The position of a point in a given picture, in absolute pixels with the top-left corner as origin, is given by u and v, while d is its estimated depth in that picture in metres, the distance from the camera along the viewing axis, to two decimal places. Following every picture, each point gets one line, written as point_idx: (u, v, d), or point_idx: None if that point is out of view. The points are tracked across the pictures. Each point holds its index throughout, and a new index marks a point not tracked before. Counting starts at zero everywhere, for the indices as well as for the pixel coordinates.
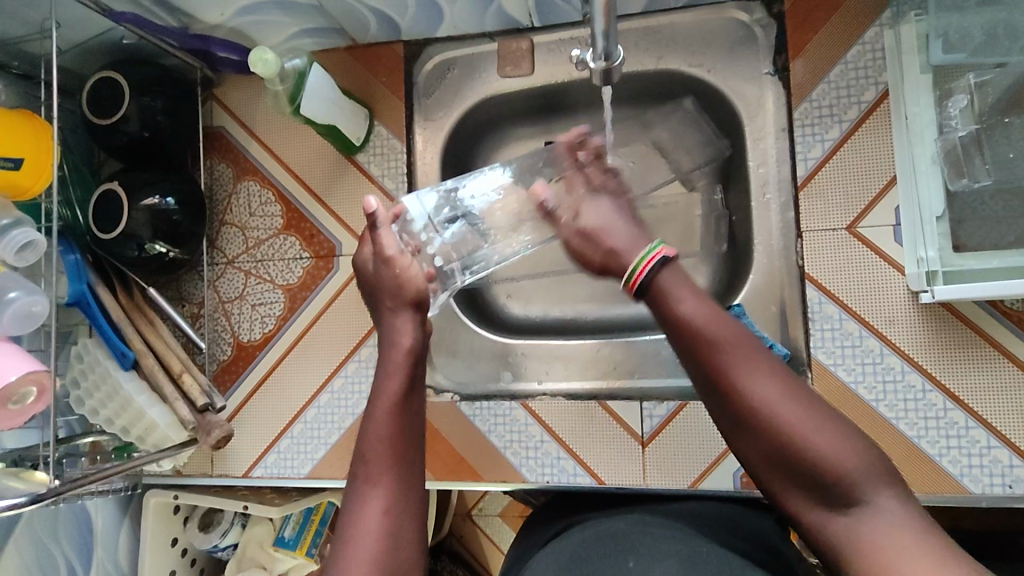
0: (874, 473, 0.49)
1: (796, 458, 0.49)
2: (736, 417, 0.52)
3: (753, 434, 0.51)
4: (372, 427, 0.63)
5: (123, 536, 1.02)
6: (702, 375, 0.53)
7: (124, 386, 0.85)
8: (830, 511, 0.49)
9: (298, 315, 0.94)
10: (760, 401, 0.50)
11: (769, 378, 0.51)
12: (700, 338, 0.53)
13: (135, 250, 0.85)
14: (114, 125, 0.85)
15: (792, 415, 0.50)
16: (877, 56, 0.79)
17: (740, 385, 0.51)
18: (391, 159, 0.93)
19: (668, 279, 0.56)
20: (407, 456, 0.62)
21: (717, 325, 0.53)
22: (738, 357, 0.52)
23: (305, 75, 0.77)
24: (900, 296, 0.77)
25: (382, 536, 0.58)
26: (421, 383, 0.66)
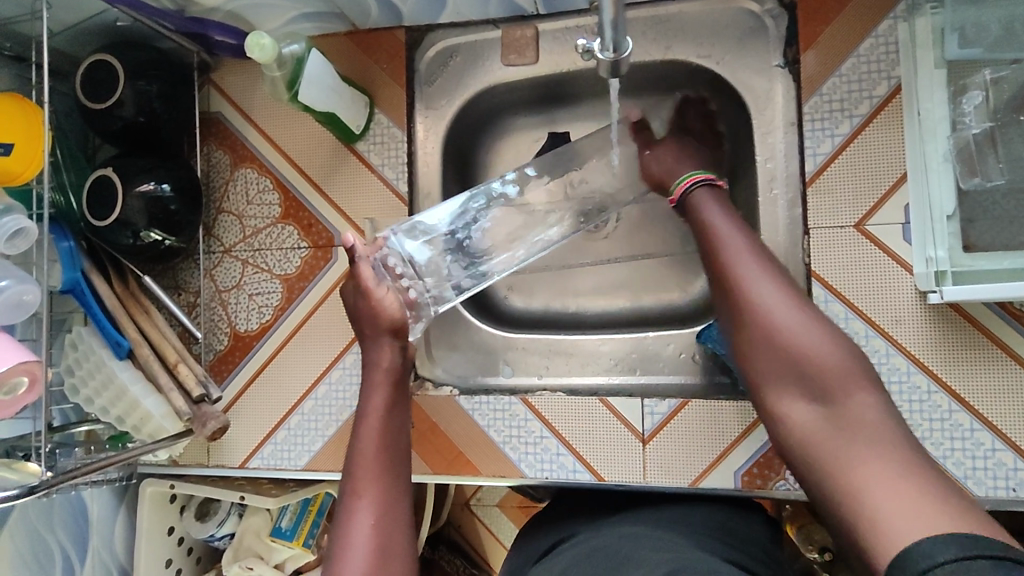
0: (852, 376, 0.52)
1: (783, 344, 0.54)
2: (735, 308, 0.58)
3: (747, 324, 0.56)
4: (357, 443, 0.65)
5: (119, 524, 1.02)
6: (715, 275, 0.61)
7: (118, 374, 0.83)
8: (809, 404, 0.52)
9: (296, 306, 0.93)
10: (760, 291, 0.56)
11: (772, 277, 0.58)
12: (715, 237, 0.62)
13: (130, 237, 0.84)
14: (108, 109, 0.83)
15: (787, 306, 0.55)
16: (891, 50, 0.77)
17: (745, 278, 0.58)
18: (392, 148, 0.91)
19: (700, 194, 0.67)
20: (394, 470, 0.64)
21: (737, 233, 0.61)
22: (745, 258, 0.59)
23: (303, 62, 0.75)
24: (907, 295, 0.76)
25: (375, 548, 0.58)
26: (401, 403, 0.69)
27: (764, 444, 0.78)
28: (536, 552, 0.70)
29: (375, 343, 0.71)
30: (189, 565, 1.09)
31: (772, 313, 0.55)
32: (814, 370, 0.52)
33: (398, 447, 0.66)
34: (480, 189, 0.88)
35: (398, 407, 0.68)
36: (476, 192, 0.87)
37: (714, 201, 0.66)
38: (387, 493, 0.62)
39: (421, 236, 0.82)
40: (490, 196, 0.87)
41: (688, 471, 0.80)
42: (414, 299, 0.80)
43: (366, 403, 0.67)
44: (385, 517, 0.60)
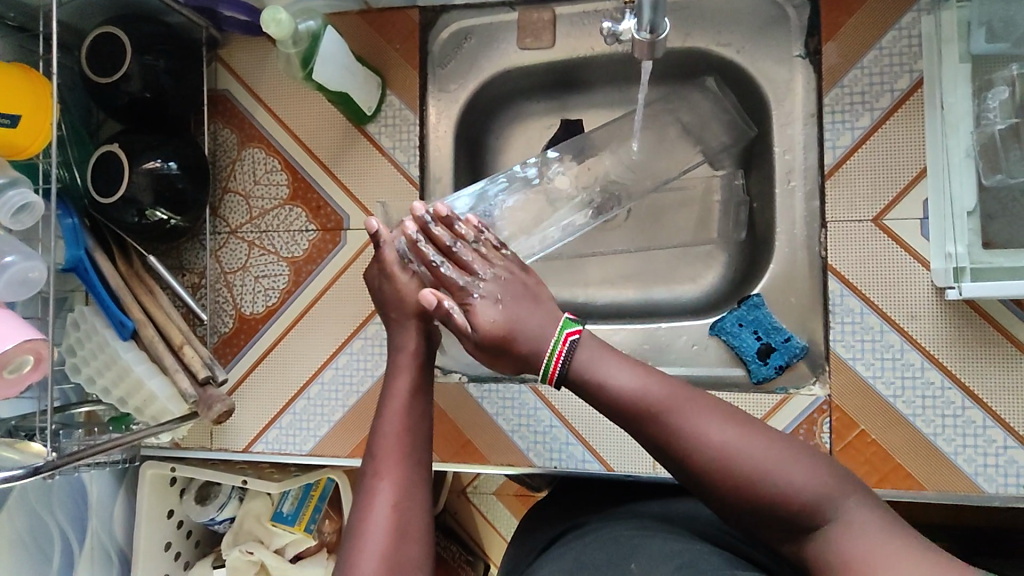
0: (839, 490, 0.50)
1: (759, 496, 0.50)
2: (690, 474, 0.52)
3: (710, 489, 0.51)
4: (381, 425, 0.64)
5: (118, 506, 1.01)
6: (647, 438, 0.54)
7: (122, 355, 0.82)
8: (814, 533, 0.49)
9: (303, 289, 0.92)
10: (704, 451, 0.51)
11: (704, 427, 0.52)
12: (642, 401, 0.54)
13: (135, 216, 0.82)
14: (115, 84, 0.81)
15: (754, 450, 0.51)
16: (914, 43, 0.76)
17: (681, 438, 0.52)
18: (403, 131, 0.89)
19: (595, 354, 0.57)
20: (415, 454, 0.63)
21: (652, 389, 0.55)
22: (684, 414, 0.53)
23: (319, 39, 0.73)
24: (923, 291, 0.75)
25: (394, 530, 0.58)
26: (427, 387, 0.68)
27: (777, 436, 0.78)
28: (544, 542, 0.70)
29: (399, 327, 0.71)
30: (187, 549, 1.09)
31: (731, 470, 0.50)
32: (798, 503, 0.49)
33: (421, 430, 0.65)
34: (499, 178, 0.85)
35: (422, 391, 0.67)
36: (496, 181, 0.84)
37: (612, 352, 0.58)
38: (406, 476, 0.61)
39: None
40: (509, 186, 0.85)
41: None
42: None
43: (390, 387, 0.67)
44: (404, 501, 0.60)
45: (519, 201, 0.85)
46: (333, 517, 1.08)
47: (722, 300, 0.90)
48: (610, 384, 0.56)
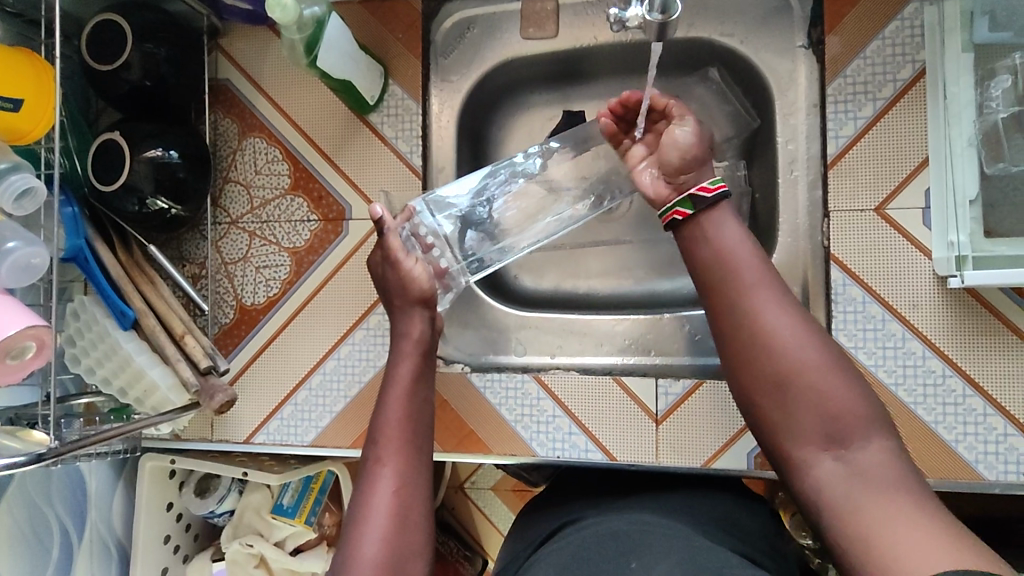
0: (867, 426, 0.52)
1: (798, 390, 0.53)
2: (744, 344, 0.56)
3: (758, 365, 0.55)
4: (382, 412, 0.64)
5: (117, 498, 1.00)
6: (719, 300, 0.58)
7: (123, 345, 0.81)
8: (826, 452, 0.52)
9: (305, 279, 0.91)
10: (770, 325, 0.55)
11: (781, 311, 0.56)
12: (732, 266, 0.58)
13: (136, 204, 0.82)
14: (115, 72, 0.80)
15: (807, 350, 0.54)
16: (915, 33, 0.76)
17: (756, 309, 0.56)
18: (406, 120, 0.89)
19: (714, 215, 0.62)
20: (417, 442, 0.63)
21: (747, 260, 0.59)
22: (760, 292, 0.57)
23: (323, 25, 0.72)
24: (925, 280, 0.76)
25: (394, 517, 0.58)
26: (428, 375, 0.68)
27: None
28: (547, 531, 0.70)
29: (404, 313, 0.70)
30: (186, 543, 1.08)
31: (784, 355, 0.54)
32: (824, 415, 0.52)
33: (421, 419, 0.65)
34: (496, 169, 0.86)
35: (424, 378, 0.67)
36: (493, 172, 0.86)
37: (723, 221, 0.62)
38: (407, 464, 0.61)
39: (439, 217, 0.82)
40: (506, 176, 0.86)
41: (701, 452, 0.80)
42: (444, 269, 0.81)
43: (392, 375, 0.66)
44: (405, 488, 0.60)
45: (520, 192, 0.86)
46: (333, 511, 1.07)
47: None
48: (712, 241, 0.60)
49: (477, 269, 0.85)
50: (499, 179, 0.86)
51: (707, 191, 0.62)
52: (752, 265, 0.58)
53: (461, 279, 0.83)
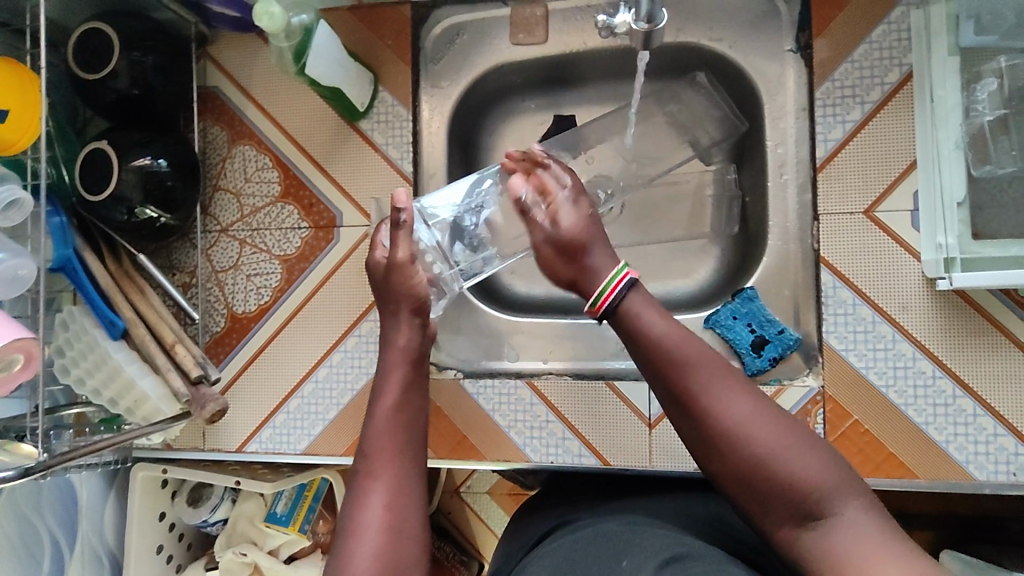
0: (843, 490, 0.52)
1: (766, 476, 0.53)
2: (708, 440, 0.55)
3: (719, 454, 0.54)
4: (374, 424, 0.64)
5: (109, 508, 0.99)
6: (670, 394, 0.58)
7: (113, 355, 0.81)
8: (802, 526, 0.52)
9: (297, 287, 0.91)
10: (723, 417, 0.54)
11: (728, 396, 0.55)
12: (676, 359, 0.57)
13: (124, 213, 0.81)
14: (102, 81, 0.80)
15: (767, 431, 0.54)
16: (903, 37, 0.77)
17: (710, 404, 0.55)
18: (396, 127, 0.89)
19: (637, 304, 0.61)
20: (409, 451, 0.63)
21: (686, 344, 0.58)
22: (707, 377, 0.56)
23: (312, 32, 0.72)
24: (914, 282, 0.76)
25: (389, 527, 0.57)
26: (420, 384, 0.68)
27: None
28: (540, 536, 0.70)
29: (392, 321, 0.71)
30: (180, 552, 1.07)
31: (744, 441, 0.53)
32: (801, 498, 0.52)
33: (414, 427, 0.64)
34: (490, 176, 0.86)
35: (414, 387, 0.67)
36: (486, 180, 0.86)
37: (649, 303, 0.62)
38: (401, 474, 0.61)
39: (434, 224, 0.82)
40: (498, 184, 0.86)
41: (694, 455, 0.80)
42: (438, 274, 0.81)
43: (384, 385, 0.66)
44: (399, 498, 0.59)
45: (511, 200, 0.87)
46: (327, 518, 1.06)
47: (716, 294, 0.90)
48: (648, 329, 0.59)
49: (469, 276, 0.86)
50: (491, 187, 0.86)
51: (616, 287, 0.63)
52: (693, 347, 0.58)
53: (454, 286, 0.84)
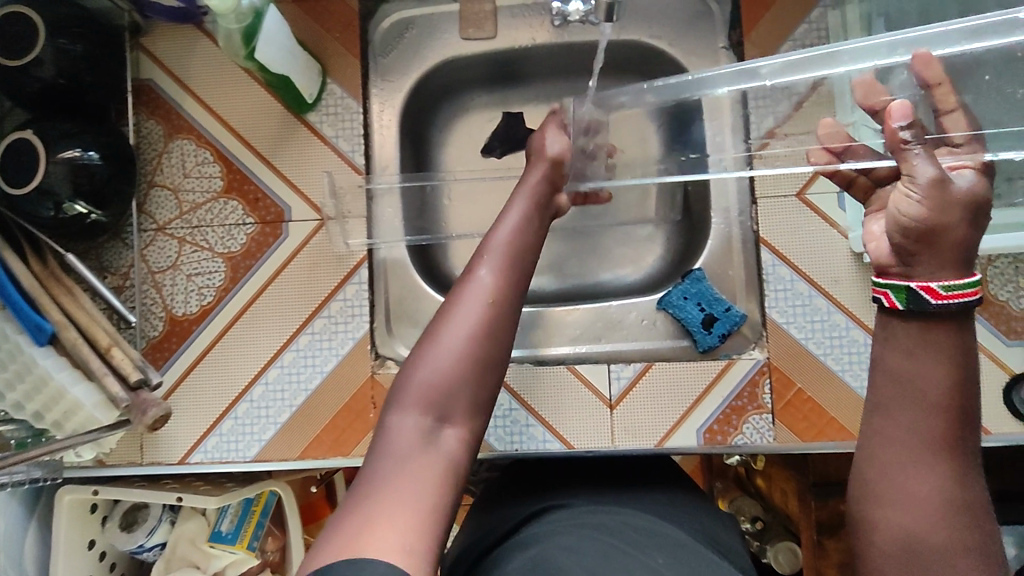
0: None
1: (921, 549, 0.50)
2: (896, 487, 0.52)
3: (890, 513, 0.52)
4: (497, 231, 0.69)
5: (29, 540, 0.90)
6: (888, 432, 0.53)
7: (39, 362, 0.74)
8: None
9: (242, 285, 0.87)
10: (929, 481, 0.51)
11: (945, 477, 0.51)
12: (912, 404, 0.52)
13: (51, 209, 0.75)
14: (24, 68, 0.74)
15: (951, 518, 0.50)
16: (821, 35, 0.85)
17: (923, 463, 0.51)
18: (346, 120, 0.88)
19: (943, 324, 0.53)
20: (518, 262, 0.67)
21: (940, 397, 0.52)
22: (934, 440, 0.51)
23: (262, 16, 0.71)
24: (843, 258, 0.83)
25: (487, 323, 0.62)
26: (538, 217, 0.73)
27: (724, 400, 0.83)
28: (520, 516, 0.68)
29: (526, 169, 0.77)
30: None
31: (931, 528, 0.50)
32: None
33: (528, 248, 0.69)
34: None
35: (529, 219, 0.71)
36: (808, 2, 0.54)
37: (933, 342, 0.53)
38: (508, 272, 0.66)
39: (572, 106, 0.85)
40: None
41: (653, 433, 0.83)
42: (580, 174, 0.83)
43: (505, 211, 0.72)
44: (500, 299, 0.64)
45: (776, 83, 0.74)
46: (276, 535, 1.00)
47: (665, 278, 0.94)
48: (897, 367, 0.54)
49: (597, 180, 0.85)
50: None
51: (936, 296, 0.52)
52: (947, 407, 0.52)
53: (422, 240, 0.92)
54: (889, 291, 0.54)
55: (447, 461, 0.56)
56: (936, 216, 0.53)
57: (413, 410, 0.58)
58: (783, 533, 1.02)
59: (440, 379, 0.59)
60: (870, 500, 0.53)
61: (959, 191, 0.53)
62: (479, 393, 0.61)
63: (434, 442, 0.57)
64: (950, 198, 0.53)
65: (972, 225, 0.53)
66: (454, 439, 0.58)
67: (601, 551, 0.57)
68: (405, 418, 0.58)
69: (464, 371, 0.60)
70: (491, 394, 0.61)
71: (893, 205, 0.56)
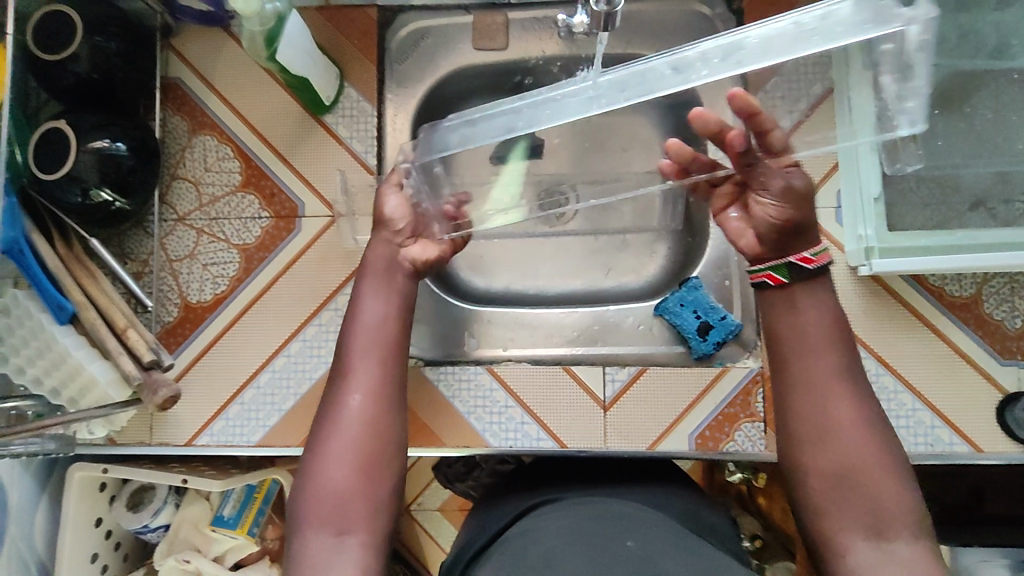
0: (911, 520, 0.56)
1: (850, 475, 0.58)
2: (814, 429, 0.60)
3: (815, 449, 0.59)
4: (355, 326, 0.71)
5: (40, 515, 0.94)
6: (794, 379, 0.62)
7: (60, 340, 0.78)
8: (868, 541, 0.56)
9: (254, 276, 0.91)
10: (838, 411, 0.60)
11: (850, 397, 0.60)
12: (807, 350, 0.63)
13: (78, 195, 0.80)
14: (61, 62, 0.79)
15: (866, 442, 0.59)
16: None
17: (828, 395, 0.61)
18: (361, 122, 0.92)
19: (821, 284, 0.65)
20: (380, 350, 0.69)
21: (823, 338, 0.63)
22: (828, 375, 0.61)
23: (284, 20, 0.75)
24: (839, 270, 0.85)
25: (371, 424, 0.65)
26: (397, 294, 0.74)
27: (717, 406, 0.84)
28: (509, 516, 0.69)
29: (375, 241, 0.78)
30: (115, 563, 1.02)
31: (847, 448, 0.58)
32: (879, 505, 0.57)
33: (388, 328, 0.71)
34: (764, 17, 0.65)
35: (392, 298, 0.74)
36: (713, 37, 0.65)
37: (814, 293, 0.65)
38: (370, 365, 0.68)
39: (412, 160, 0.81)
40: (731, 47, 0.64)
41: (646, 435, 0.84)
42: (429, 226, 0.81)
43: (360, 291, 0.74)
44: (377, 394, 0.67)
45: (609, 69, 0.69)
46: (276, 522, 1.03)
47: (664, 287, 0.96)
48: (792, 321, 0.64)
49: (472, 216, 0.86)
50: (740, 58, 0.64)
51: (808, 262, 0.65)
52: (832, 342, 0.63)
53: None
54: (768, 272, 0.65)
55: (361, 564, 0.59)
56: (794, 214, 0.66)
57: (316, 533, 0.60)
58: (782, 553, 1.02)
59: (337, 497, 0.61)
60: (798, 446, 0.61)
61: (799, 185, 0.67)
62: (377, 493, 0.63)
63: (338, 556, 0.59)
64: (799, 196, 0.67)
65: (808, 206, 0.67)
66: (359, 545, 0.60)
67: (587, 541, 0.58)
68: (309, 542, 0.60)
69: (360, 479, 0.63)
70: (390, 484, 0.64)
71: (759, 212, 0.68)
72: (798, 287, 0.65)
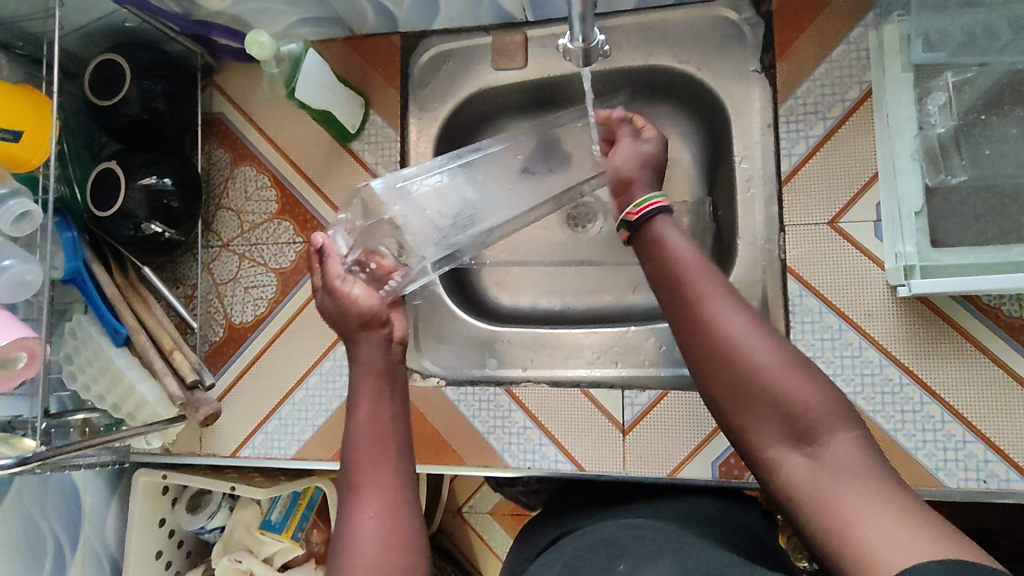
0: (834, 415, 0.51)
1: (751, 390, 0.53)
2: (703, 352, 0.55)
3: (711, 374, 0.55)
4: (353, 437, 0.64)
5: (111, 515, 1.04)
6: (674, 313, 0.59)
7: (115, 360, 0.86)
8: (794, 450, 0.51)
9: (290, 299, 0.96)
10: (719, 327, 0.55)
11: (726, 310, 0.56)
12: (679, 278, 0.59)
13: (131, 229, 0.87)
14: (113, 107, 0.87)
15: (762, 348, 0.54)
16: (862, 56, 0.80)
17: (713, 317, 0.56)
18: (386, 147, 0.95)
19: (661, 222, 0.64)
20: (384, 460, 0.63)
21: (691, 262, 0.60)
22: (705, 293, 0.57)
23: (301, 60, 0.79)
24: (879, 290, 0.78)
25: (385, 549, 0.57)
26: (390, 394, 0.67)
27: None
28: (523, 557, 0.72)
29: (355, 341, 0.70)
30: (178, 558, 1.11)
31: (732, 362, 0.53)
32: (793, 415, 0.51)
33: (387, 430, 0.65)
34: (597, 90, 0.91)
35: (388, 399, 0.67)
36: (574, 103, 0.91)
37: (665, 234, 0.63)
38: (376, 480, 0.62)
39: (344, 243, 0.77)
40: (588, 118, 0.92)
41: (669, 460, 0.82)
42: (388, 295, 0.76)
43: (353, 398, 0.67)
44: (386, 508, 0.60)
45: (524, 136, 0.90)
46: (320, 527, 1.09)
47: None
48: (665, 258, 0.61)
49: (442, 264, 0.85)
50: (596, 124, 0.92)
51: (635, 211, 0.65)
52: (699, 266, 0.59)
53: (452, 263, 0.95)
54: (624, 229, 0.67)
55: None
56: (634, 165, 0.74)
57: None
58: None
59: None
60: (697, 376, 0.57)
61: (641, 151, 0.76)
62: None
63: None
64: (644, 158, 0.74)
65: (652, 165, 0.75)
66: None
67: None
68: None
69: None
70: None
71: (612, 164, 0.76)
72: (659, 229, 0.64)
